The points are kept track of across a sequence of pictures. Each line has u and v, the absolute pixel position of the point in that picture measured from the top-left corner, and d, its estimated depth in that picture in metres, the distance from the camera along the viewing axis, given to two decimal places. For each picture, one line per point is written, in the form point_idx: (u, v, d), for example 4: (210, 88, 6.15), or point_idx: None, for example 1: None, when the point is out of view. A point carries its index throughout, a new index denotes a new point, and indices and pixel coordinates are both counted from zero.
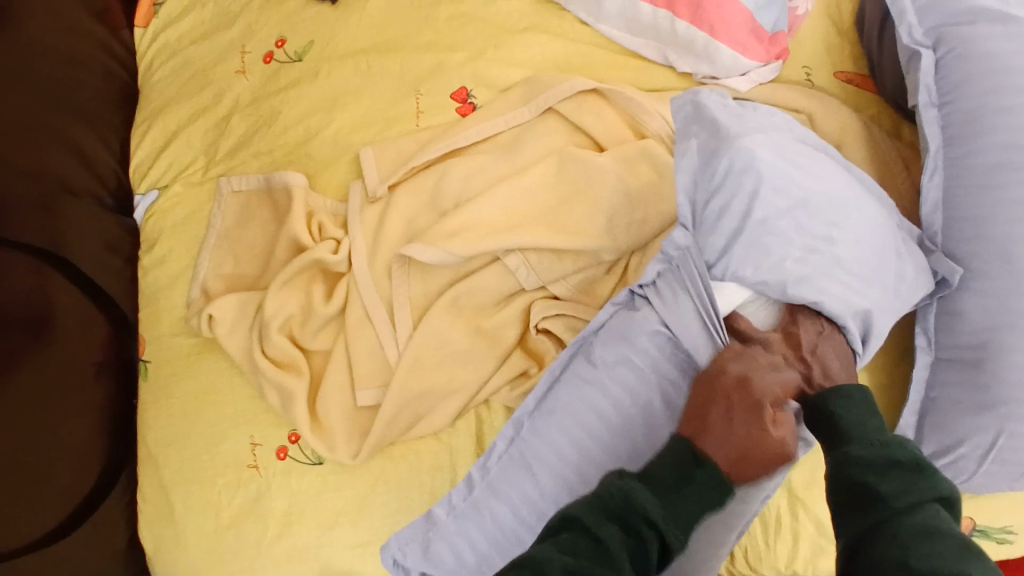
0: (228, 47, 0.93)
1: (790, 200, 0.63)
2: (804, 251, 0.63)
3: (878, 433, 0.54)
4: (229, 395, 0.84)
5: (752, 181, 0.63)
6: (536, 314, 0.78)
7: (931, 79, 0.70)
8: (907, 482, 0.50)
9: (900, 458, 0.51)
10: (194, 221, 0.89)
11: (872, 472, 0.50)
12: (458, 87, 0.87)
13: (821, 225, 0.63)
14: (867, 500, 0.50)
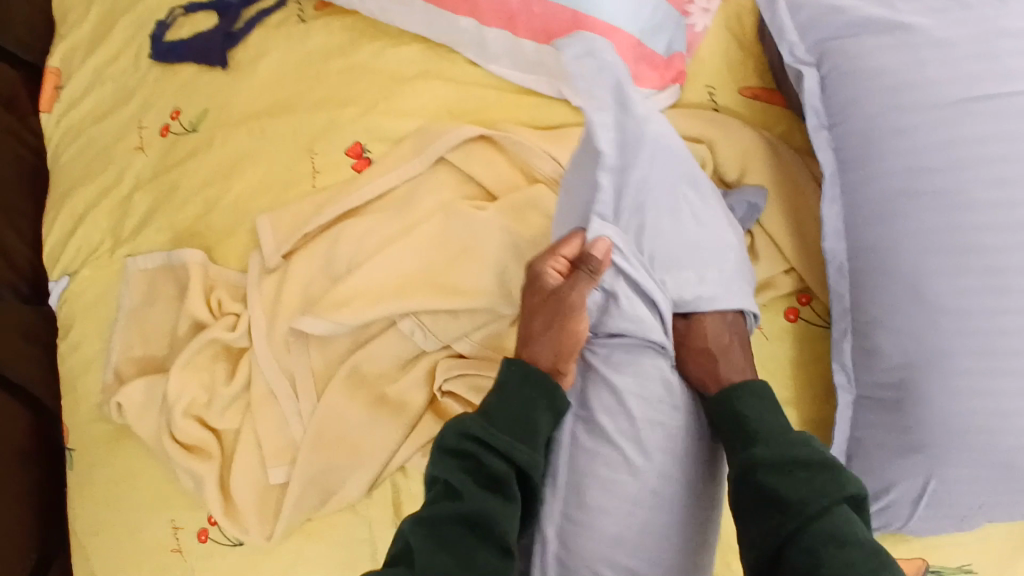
0: (127, 124, 0.92)
1: (682, 179, 0.67)
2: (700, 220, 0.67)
3: (779, 431, 0.60)
4: (147, 479, 0.83)
5: (659, 152, 0.65)
6: (439, 374, 0.76)
7: (819, 99, 0.67)
8: (807, 485, 0.56)
9: (796, 456, 0.58)
10: (104, 304, 0.88)
11: (779, 479, 0.57)
12: (353, 143, 0.84)
13: (703, 218, 0.66)
14: (780, 505, 0.56)
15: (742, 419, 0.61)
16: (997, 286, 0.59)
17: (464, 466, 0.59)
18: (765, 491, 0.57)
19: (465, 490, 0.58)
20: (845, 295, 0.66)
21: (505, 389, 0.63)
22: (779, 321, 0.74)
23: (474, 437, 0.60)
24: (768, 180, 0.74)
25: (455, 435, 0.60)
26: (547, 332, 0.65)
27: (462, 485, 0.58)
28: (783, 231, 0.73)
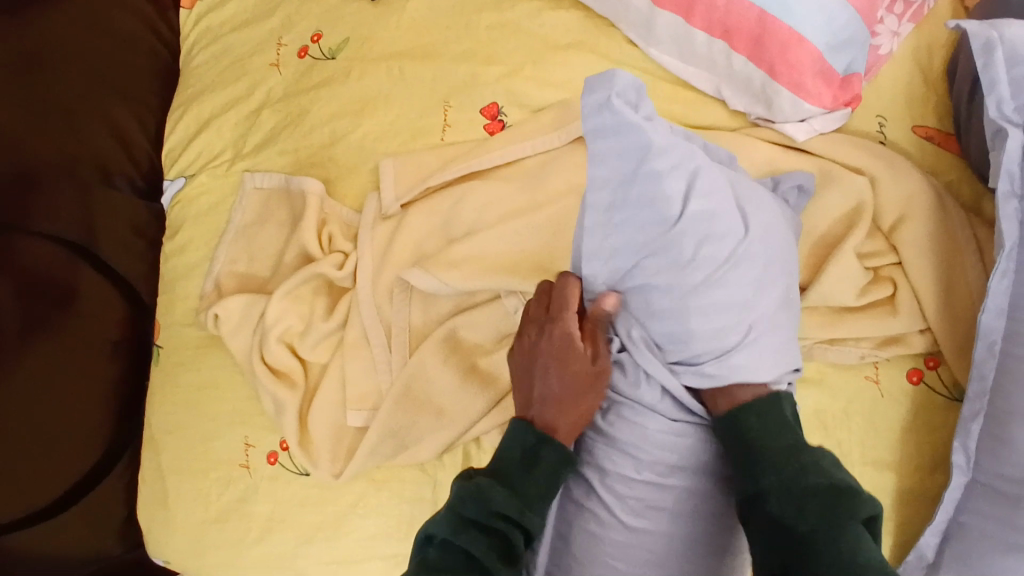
0: (267, 38, 0.91)
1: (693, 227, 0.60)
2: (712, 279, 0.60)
3: (790, 454, 0.56)
4: (229, 393, 0.85)
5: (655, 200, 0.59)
6: None
7: (1016, 163, 0.61)
8: (809, 503, 0.52)
9: (814, 484, 0.53)
10: (216, 212, 0.88)
11: (789, 510, 0.53)
12: (490, 103, 0.81)
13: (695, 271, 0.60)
14: (788, 539, 0.52)
15: (748, 435, 0.59)
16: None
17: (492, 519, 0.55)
18: (774, 519, 0.53)
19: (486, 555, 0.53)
20: (987, 375, 0.62)
21: (536, 459, 0.61)
22: (900, 381, 0.71)
23: (502, 514, 0.55)
24: (929, 232, 0.69)
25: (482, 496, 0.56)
26: (559, 386, 0.64)
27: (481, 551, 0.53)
28: (931, 291, 0.69)
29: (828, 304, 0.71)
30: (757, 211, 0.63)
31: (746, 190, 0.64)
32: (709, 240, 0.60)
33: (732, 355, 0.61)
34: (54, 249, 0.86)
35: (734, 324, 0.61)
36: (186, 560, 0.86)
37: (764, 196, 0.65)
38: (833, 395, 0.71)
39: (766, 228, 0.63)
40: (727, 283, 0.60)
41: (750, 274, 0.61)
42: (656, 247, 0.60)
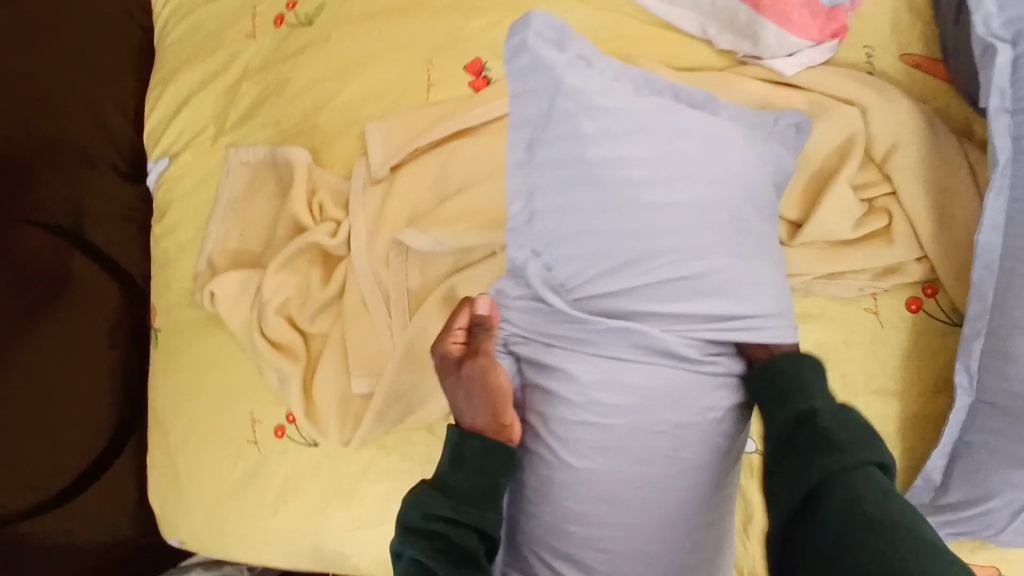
0: (240, 9, 0.89)
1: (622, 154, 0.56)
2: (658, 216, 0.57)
3: (827, 396, 0.55)
4: (231, 369, 0.85)
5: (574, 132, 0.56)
6: None
7: (1007, 78, 0.61)
8: (856, 433, 0.51)
9: (858, 423, 0.53)
10: (203, 191, 0.87)
11: (834, 428, 0.52)
12: (473, 58, 0.80)
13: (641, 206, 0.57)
14: (825, 451, 0.50)
15: (781, 371, 0.57)
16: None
17: (428, 539, 0.55)
18: (816, 435, 0.52)
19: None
20: (986, 294, 0.62)
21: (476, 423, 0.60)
22: (899, 310, 0.71)
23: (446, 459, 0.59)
24: (921, 158, 0.69)
25: (414, 509, 0.56)
26: (472, 398, 0.60)
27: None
28: (925, 216, 0.69)
29: (824, 238, 0.71)
30: (709, 159, 0.58)
31: (699, 130, 0.58)
32: (640, 183, 0.56)
33: (671, 311, 0.57)
34: (49, 238, 0.85)
35: (671, 282, 0.57)
36: (203, 537, 0.87)
37: (720, 126, 0.60)
38: (833, 327, 0.72)
39: (718, 165, 0.58)
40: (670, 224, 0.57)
41: (683, 229, 0.56)
42: (579, 185, 0.56)
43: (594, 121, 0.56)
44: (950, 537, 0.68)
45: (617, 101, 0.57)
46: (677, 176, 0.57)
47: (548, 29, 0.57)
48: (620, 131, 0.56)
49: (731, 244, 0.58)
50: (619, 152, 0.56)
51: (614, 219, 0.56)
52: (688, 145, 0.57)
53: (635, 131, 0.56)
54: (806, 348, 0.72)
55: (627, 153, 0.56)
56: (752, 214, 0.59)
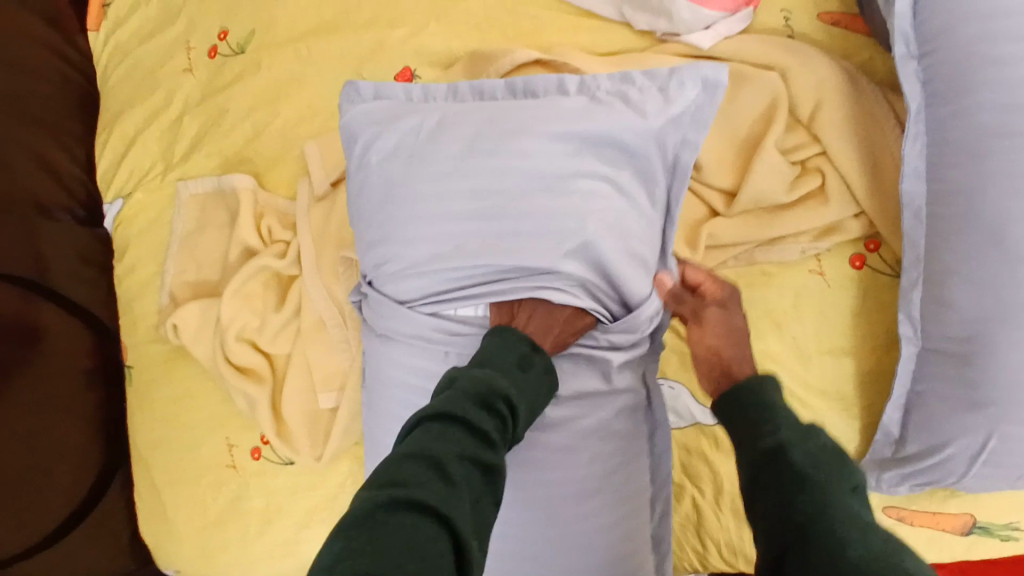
0: (175, 44, 0.91)
1: (450, 139, 0.61)
2: (494, 179, 0.60)
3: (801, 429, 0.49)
4: (203, 398, 0.86)
5: (388, 146, 0.63)
6: None
7: (909, 24, 0.61)
8: (817, 452, 0.46)
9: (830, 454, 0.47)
10: (159, 227, 0.89)
11: (802, 456, 0.46)
12: (402, 67, 0.81)
13: (472, 181, 0.60)
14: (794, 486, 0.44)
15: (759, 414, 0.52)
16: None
17: (490, 412, 0.49)
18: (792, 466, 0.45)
19: (489, 501, 0.46)
20: (919, 242, 0.63)
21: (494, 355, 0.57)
22: (843, 268, 0.71)
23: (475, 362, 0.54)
24: (847, 115, 0.69)
25: (462, 391, 0.49)
26: None
27: (493, 498, 0.46)
28: (856, 171, 0.69)
29: (760, 204, 0.71)
30: (524, 156, 0.60)
31: (505, 116, 0.61)
32: (442, 191, 0.61)
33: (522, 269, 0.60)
34: (9, 289, 0.87)
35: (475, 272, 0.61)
36: (195, 565, 0.88)
37: (533, 112, 0.61)
38: (781, 292, 0.72)
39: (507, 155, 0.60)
40: (508, 186, 0.60)
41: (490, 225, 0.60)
42: (412, 178, 0.61)
43: (393, 138, 0.63)
44: (917, 488, 0.68)
45: (421, 124, 0.62)
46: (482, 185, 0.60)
47: (365, 90, 0.67)
48: (417, 151, 0.62)
49: (548, 237, 0.59)
50: (415, 160, 0.62)
51: (412, 224, 0.61)
52: (490, 139, 0.60)
53: (433, 139, 0.62)
54: (756, 316, 0.72)
55: (420, 167, 0.61)
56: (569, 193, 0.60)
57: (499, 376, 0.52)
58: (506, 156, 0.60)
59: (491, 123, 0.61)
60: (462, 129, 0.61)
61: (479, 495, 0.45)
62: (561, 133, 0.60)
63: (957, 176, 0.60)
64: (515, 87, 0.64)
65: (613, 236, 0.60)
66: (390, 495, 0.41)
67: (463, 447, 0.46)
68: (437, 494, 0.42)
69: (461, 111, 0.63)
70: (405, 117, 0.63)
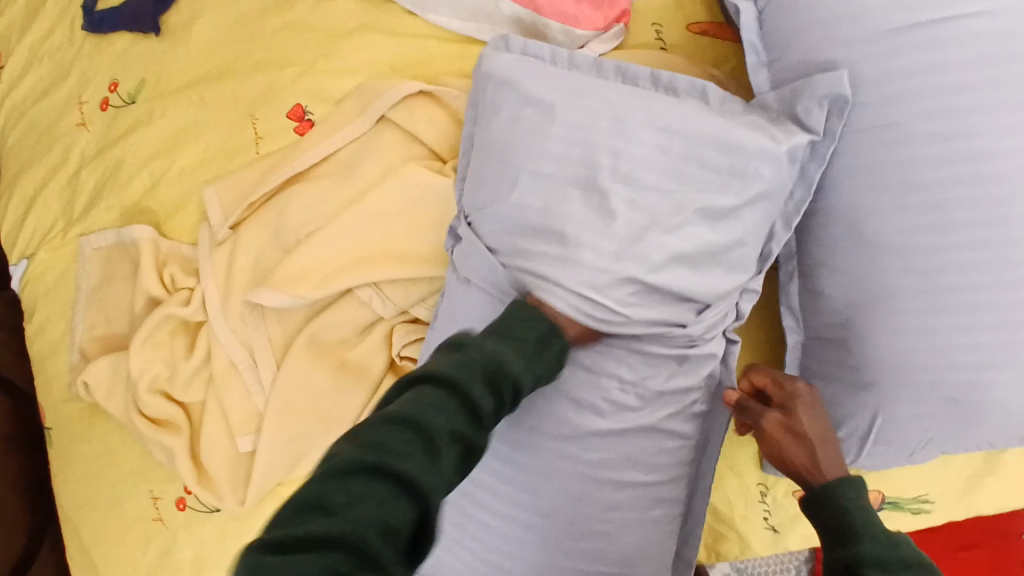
0: (68, 99, 0.90)
1: (528, 121, 0.63)
2: (564, 160, 0.61)
3: (882, 530, 0.50)
4: (122, 454, 0.85)
5: (481, 140, 0.66)
6: (271, 299, 0.74)
7: (755, 35, 0.65)
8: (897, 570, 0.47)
9: (908, 560, 0.48)
10: (64, 283, 0.88)
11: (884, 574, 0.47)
12: (293, 105, 0.83)
13: (539, 163, 0.62)
14: None
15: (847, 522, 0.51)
16: (961, 242, 0.57)
17: (491, 390, 0.52)
18: None
19: (406, 494, 0.42)
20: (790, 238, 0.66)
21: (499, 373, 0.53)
22: None
23: (498, 365, 0.54)
24: None
25: (483, 354, 0.54)
26: None
27: (419, 503, 0.42)
28: None
29: None
30: (624, 144, 0.61)
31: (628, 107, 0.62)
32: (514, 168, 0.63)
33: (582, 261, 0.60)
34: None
35: (560, 231, 0.61)
36: None
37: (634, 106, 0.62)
38: None
39: (614, 119, 0.61)
40: (559, 171, 0.62)
41: (550, 207, 0.62)
42: (478, 168, 0.66)
43: (504, 93, 0.65)
44: None
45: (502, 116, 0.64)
46: (558, 161, 0.62)
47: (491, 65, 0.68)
48: (497, 140, 0.64)
49: (608, 234, 0.60)
50: (518, 121, 0.63)
51: (484, 201, 0.65)
52: (614, 115, 0.61)
53: (550, 112, 0.62)
54: None
55: (521, 131, 0.63)
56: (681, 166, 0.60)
57: (514, 356, 0.55)
58: (603, 141, 0.61)
59: (633, 106, 0.62)
60: (552, 112, 0.62)
61: (406, 478, 0.42)
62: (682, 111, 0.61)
63: (816, 174, 0.62)
64: (658, 79, 0.64)
65: (687, 235, 0.61)
66: (362, 443, 0.44)
67: (449, 414, 0.48)
68: (365, 464, 0.42)
69: (589, 95, 0.62)
70: (530, 91, 0.64)
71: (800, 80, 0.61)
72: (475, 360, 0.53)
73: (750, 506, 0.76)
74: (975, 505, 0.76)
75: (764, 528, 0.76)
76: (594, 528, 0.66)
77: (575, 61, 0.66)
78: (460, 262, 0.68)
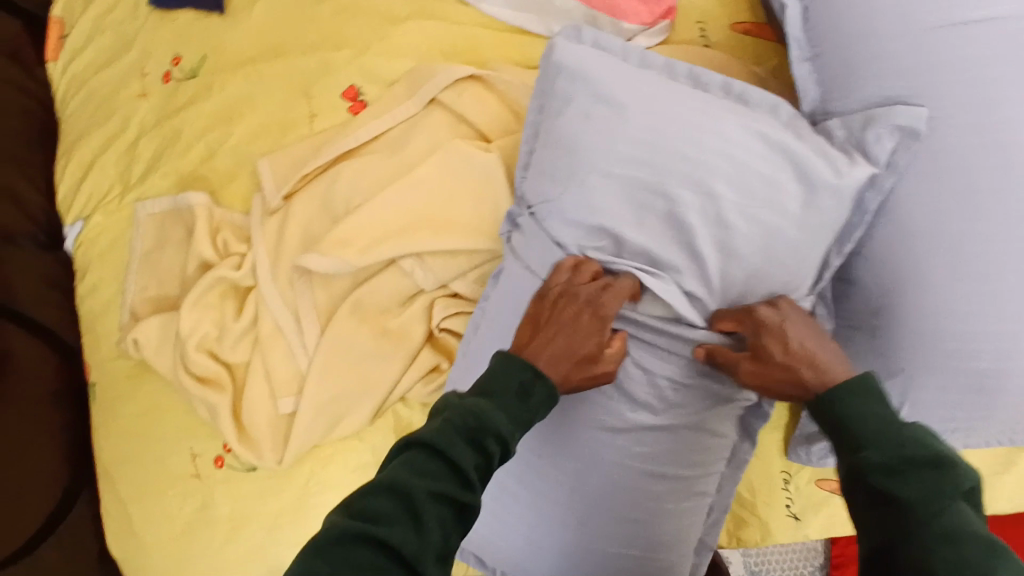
0: (130, 71, 0.94)
1: (608, 119, 0.65)
2: (645, 164, 0.64)
3: (888, 430, 0.51)
4: (167, 412, 0.89)
5: (553, 130, 0.68)
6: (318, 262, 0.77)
7: (800, 30, 0.69)
8: (902, 470, 0.48)
9: (914, 455, 0.48)
10: (118, 245, 0.92)
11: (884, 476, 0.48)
12: (347, 86, 0.86)
13: (621, 165, 0.65)
14: (886, 505, 0.47)
15: (846, 423, 0.53)
16: (1002, 230, 0.60)
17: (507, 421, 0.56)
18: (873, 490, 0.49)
19: (431, 510, 0.49)
20: None
21: (529, 392, 0.59)
22: None
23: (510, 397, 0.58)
24: None
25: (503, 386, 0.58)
26: None
27: (438, 513, 0.50)
28: None
29: None
30: (702, 147, 0.64)
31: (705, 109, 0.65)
32: (595, 165, 0.65)
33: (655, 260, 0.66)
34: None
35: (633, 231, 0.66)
36: None
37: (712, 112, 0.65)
38: None
39: (684, 128, 0.64)
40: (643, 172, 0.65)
41: (625, 207, 0.66)
42: (553, 162, 0.68)
43: (575, 88, 0.67)
44: None
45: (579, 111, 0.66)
46: (638, 163, 0.65)
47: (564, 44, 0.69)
48: (579, 131, 0.66)
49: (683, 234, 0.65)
50: (588, 120, 0.66)
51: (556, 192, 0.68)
52: (681, 126, 0.64)
53: (620, 115, 0.65)
54: None
55: (592, 130, 0.65)
56: (750, 182, 0.64)
57: (536, 380, 0.59)
58: (683, 146, 0.64)
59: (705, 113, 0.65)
60: (628, 111, 0.65)
61: (433, 496, 0.50)
62: (750, 123, 0.64)
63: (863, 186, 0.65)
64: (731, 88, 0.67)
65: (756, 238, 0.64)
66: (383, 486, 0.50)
67: (461, 458, 0.52)
68: (399, 489, 0.49)
69: (657, 102, 0.65)
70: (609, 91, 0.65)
71: (878, 108, 0.63)
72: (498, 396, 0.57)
73: (773, 492, 0.78)
74: (989, 496, 0.78)
75: (785, 514, 0.78)
76: (638, 512, 0.69)
77: (647, 60, 0.68)
78: (522, 247, 0.70)
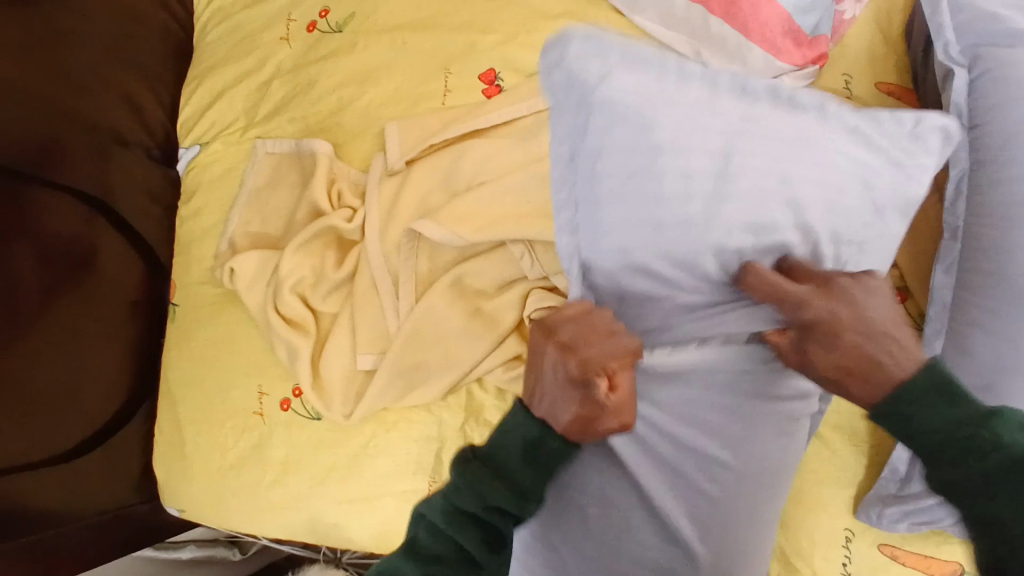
0: (277, 15, 0.97)
1: (678, 147, 0.55)
2: (740, 198, 0.56)
3: (946, 422, 0.51)
4: (241, 347, 0.89)
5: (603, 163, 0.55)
6: (429, 228, 0.78)
7: (963, 100, 0.70)
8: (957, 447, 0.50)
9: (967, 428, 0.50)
10: (231, 177, 0.94)
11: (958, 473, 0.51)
12: (487, 69, 0.88)
13: (710, 200, 0.56)
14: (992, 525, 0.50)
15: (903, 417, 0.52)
16: None
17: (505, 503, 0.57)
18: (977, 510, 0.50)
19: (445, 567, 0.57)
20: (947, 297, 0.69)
21: (537, 453, 0.58)
22: None
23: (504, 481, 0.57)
24: None
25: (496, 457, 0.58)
26: None
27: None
28: None
29: None
30: (801, 179, 0.57)
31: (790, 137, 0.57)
32: (672, 207, 0.55)
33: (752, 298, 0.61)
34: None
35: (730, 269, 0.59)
36: (205, 506, 0.89)
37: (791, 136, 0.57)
38: None
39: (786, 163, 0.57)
40: (736, 214, 0.56)
41: (724, 252, 0.57)
42: (619, 199, 0.55)
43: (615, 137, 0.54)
44: (912, 528, 0.70)
45: (643, 142, 0.54)
46: (734, 204, 0.56)
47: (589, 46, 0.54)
48: (640, 167, 0.55)
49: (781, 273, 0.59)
50: (688, 185, 0.55)
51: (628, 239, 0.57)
52: (783, 173, 0.57)
53: (720, 175, 0.56)
54: None
55: (668, 169, 0.55)
56: (839, 216, 0.59)
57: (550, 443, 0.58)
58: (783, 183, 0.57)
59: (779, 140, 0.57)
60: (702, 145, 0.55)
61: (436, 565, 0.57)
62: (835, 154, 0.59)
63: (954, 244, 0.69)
64: (780, 91, 0.58)
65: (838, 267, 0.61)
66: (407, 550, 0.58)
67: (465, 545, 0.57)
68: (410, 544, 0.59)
69: (745, 142, 0.56)
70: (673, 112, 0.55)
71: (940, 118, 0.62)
72: (498, 473, 0.58)
73: (832, 551, 0.74)
74: None
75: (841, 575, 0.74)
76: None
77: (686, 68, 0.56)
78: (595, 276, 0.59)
